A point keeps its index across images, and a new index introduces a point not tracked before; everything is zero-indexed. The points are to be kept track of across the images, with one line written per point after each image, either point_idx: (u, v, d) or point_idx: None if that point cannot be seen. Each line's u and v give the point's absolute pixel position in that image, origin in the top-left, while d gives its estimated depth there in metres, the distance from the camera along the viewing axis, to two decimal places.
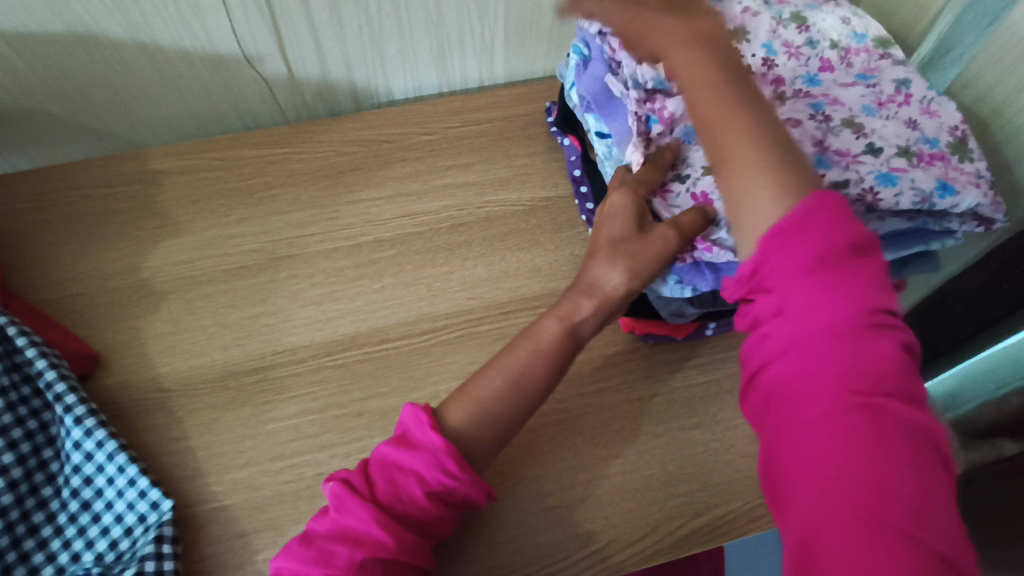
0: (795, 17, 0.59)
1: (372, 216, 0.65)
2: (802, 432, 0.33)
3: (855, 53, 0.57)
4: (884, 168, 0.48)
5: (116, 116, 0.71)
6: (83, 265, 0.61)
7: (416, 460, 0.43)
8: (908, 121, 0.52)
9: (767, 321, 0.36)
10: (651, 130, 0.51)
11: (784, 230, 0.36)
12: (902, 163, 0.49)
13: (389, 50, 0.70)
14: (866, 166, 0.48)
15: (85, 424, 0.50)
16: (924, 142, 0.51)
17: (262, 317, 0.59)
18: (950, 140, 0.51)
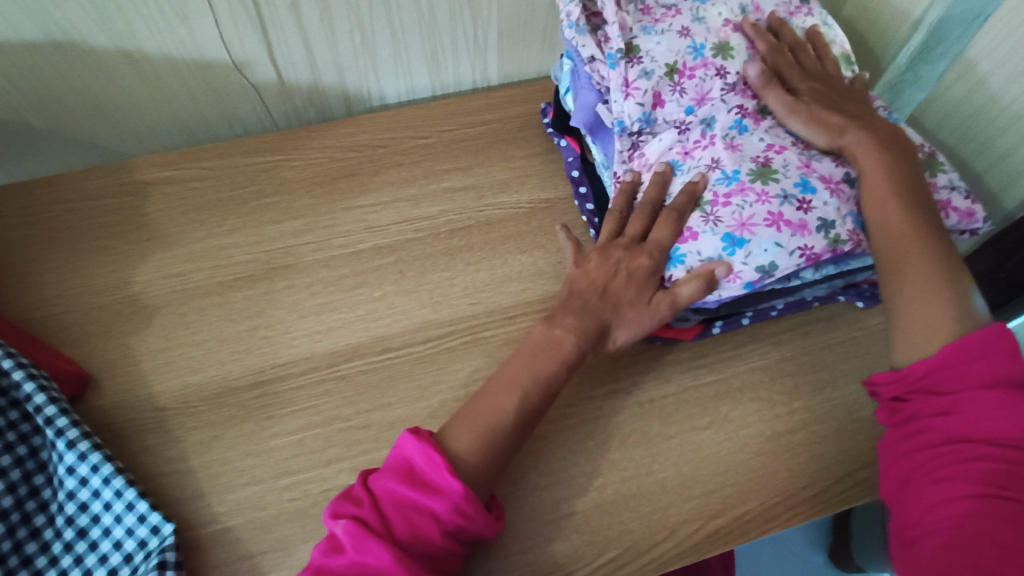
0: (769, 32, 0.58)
1: (369, 222, 0.64)
2: (931, 511, 0.37)
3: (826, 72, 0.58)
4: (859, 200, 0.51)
5: (100, 127, 0.68)
6: (70, 282, 0.59)
7: (434, 503, 0.41)
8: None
9: (928, 418, 0.41)
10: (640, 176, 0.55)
11: (962, 351, 0.41)
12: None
13: (381, 54, 0.69)
14: (846, 198, 0.50)
15: (78, 448, 0.47)
16: None
17: (259, 329, 0.57)
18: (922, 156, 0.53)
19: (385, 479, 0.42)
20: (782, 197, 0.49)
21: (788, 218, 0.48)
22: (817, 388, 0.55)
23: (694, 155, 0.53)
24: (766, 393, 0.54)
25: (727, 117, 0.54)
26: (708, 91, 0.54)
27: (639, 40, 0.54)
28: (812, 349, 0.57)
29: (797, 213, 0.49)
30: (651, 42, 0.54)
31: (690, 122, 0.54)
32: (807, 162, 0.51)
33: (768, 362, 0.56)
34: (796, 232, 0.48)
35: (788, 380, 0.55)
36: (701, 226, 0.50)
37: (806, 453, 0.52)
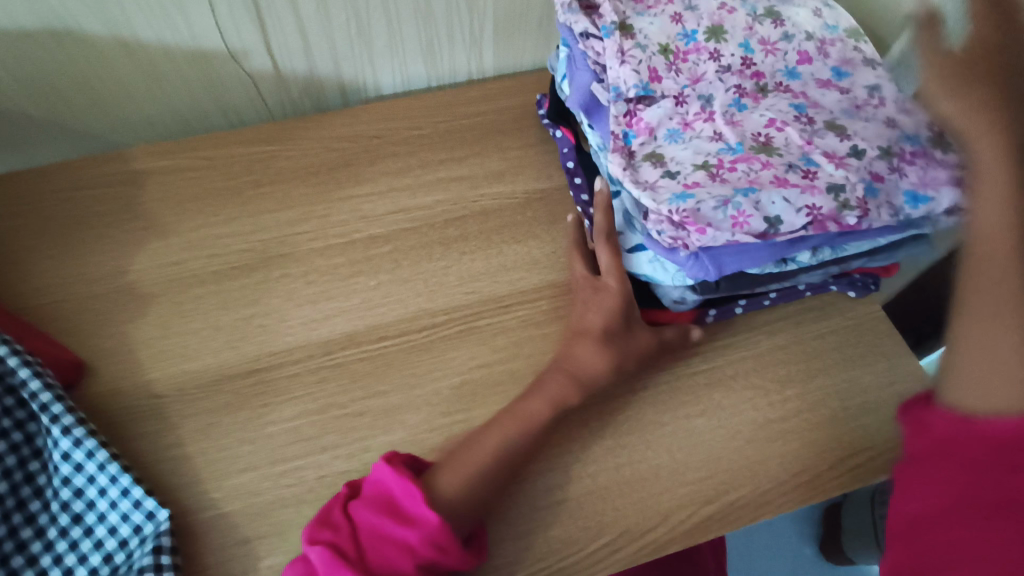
0: (772, 14, 0.58)
1: (364, 212, 0.64)
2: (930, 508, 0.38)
3: (834, 53, 0.57)
4: (867, 172, 0.49)
5: (95, 116, 0.68)
6: (65, 270, 0.59)
7: (408, 533, 0.43)
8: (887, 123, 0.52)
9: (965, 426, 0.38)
10: (630, 145, 0.53)
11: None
12: (882, 169, 0.49)
13: (377, 44, 0.69)
14: (853, 169, 0.49)
15: (73, 433, 0.48)
16: (906, 139, 0.50)
17: (255, 318, 0.57)
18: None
19: (356, 511, 0.44)
20: (782, 168, 0.49)
21: (794, 181, 0.48)
22: (810, 375, 0.55)
23: (693, 129, 0.53)
24: (759, 380, 0.55)
25: (727, 96, 0.54)
26: (703, 73, 0.55)
27: (633, 20, 0.56)
28: (804, 338, 0.57)
29: (802, 179, 0.49)
30: (640, 25, 0.56)
31: (686, 96, 0.54)
32: (811, 139, 0.51)
33: (761, 350, 0.57)
34: (803, 189, 0.47)
35: (780, 368, 0.56)
36: (707, 181, 0.49)
37: (799, 440, 0.52)
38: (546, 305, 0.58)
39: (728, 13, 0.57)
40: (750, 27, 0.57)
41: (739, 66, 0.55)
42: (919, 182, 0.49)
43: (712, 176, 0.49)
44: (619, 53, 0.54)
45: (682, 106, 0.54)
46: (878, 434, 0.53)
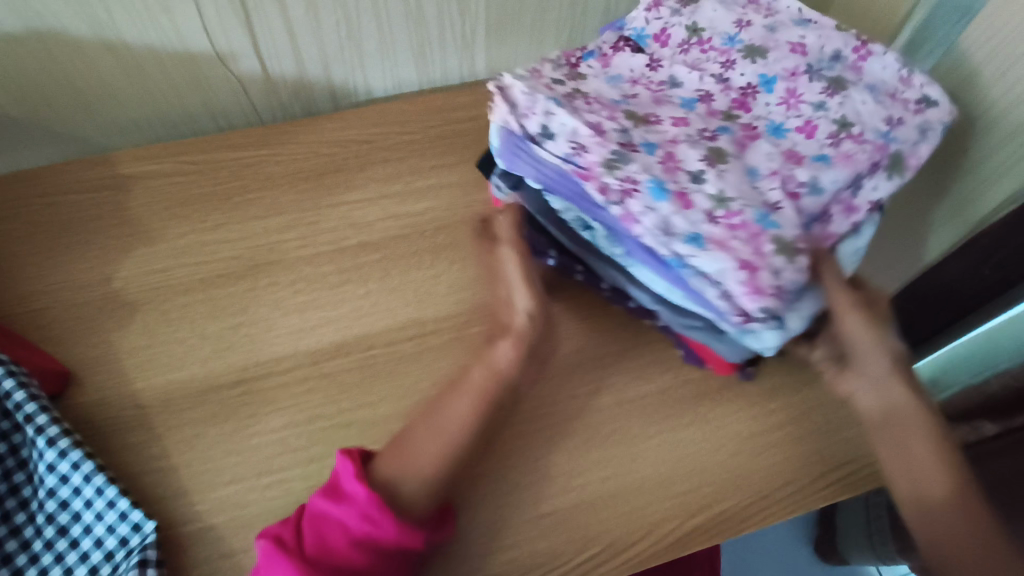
0: (925, 97, 0.49)
1: (354, 219, 0.63)
2: None
3: (899, 133, 0.48)
4: (675, 185, 0.45)
5: (80, 119, 0.68)
6: (51, 277, 0.59)
7: (338, 511, 0.44)
8: (818, 221, 0.46)
9: None
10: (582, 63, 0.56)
11: None
12: (679, 180, 0.46)
13: (368, 47, 0.68)
14: (662, 174, 0.46)
15: (58, 446, 0.47)
16: (760, 217, 0.44)
17: (242, 327, 0.57)
18: (785, 236, 0.44)
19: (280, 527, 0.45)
20: (641, 134, 0.48)
21: (605, 132, 0.47)
22: (797, 388, 0.55)
23: (661, 67, 0.54)
24: (747, 392, 0.55)
25: (750, 78, 0.52)
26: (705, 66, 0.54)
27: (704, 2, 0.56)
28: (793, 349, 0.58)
29: (616, 138, 0.47)
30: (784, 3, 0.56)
31: (710, 40, 0.55)
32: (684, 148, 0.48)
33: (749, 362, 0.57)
34: (593, 133, 0.46)
35: (768, 380, 0.56)
36: (562, 92, 0.50)
37: (785, 452, 0.52)
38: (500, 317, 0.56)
39: (898, 84, 0.50)
40: (892, 93, 0.50)
41: (785, 70, 0.52)
42: (668, 208, 0.44)
43: (584, 100, 0.50)
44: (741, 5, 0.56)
45: (685, 46, 0.55)
46: (865, 447, 0.53)
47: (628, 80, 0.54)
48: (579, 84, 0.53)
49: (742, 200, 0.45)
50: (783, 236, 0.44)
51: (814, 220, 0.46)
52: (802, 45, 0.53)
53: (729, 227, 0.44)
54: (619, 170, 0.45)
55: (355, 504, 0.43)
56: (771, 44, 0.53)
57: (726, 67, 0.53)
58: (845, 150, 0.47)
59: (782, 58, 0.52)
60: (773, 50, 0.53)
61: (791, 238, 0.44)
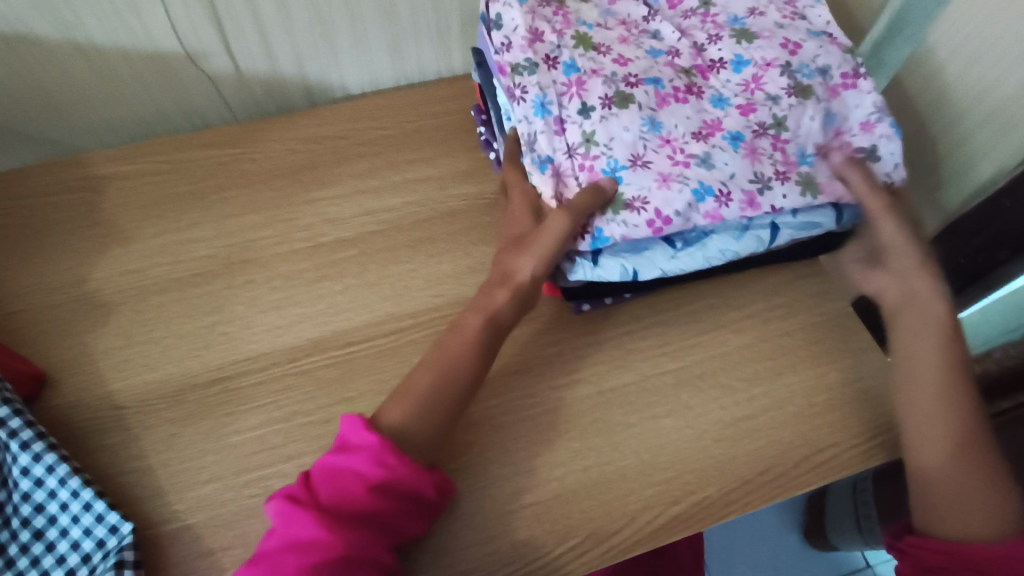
0: (871, 148, 0.53)
1: (331, 215, 0.63)
2: None
3: (819, 163, 0.52)
4: (564, 108, 0.52)
5: (53, 121, 0.67)
6: (25, 280, 0.58)
7: (357, 461, 0.43)
8: (713, 196, 0.49)
9: None
10: None
11: None
12: (570, 107, 0.51)
13: (341, 43, 0.68)
14: (571, 104, 0.52)
15: (32, 449, 0.47)
16: (611, 164, 0.50)
17: (219, 326, 0.56)
18: (619, 191, 0.50)
19: (300, 522, 0.40)
20: (573, 55, 0.53)
21: (543, 40, 0.54)
22: (777, 373, 0.56)
23: (655, 20, 0.59)
24: (726, 379, 0.55)
25: (726, 55, 0.56)
26: (693, 33, 0.58)
27: None
28: (773, 336, 0.58)
29: (546, 56, 0.53)
30: (816, 13, 0.59)
31: (716, 15, 0.59)
32: (610, 94, 0.52)
33: (728, 349, 0.57)
34: (537, 39, 0.53)
35: (748, 366, 0.56)
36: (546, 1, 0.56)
37: (764, 439, 0.52)
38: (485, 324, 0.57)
39: (858, 127, 0.54)
40: (843, 131, 0.54)
41: (763, 58, 0.55)
42: (542, 126, 0.52)
43: (554, 10, 0.56)
44: (776, 1, 0.59)
45: (688, 13, 0.59)
46: (844, 431, 0.53)
47: (619, 20, 0.58)
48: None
49: (607, 147, 0.50)
50: (619, 191, 0.50)
51: (709, 193, 0.49)
52: (797, 48, 0.55)
53: (582, 167, 0.51)
54: (521, 77, 0.52)
55: (372, 443, 0.43)
56: (767, 33, 0.56)
57: (711, 39, 0.57)
58: (759, 143, 0.52)
59: (768, 48, 0.55)
60: (764, 39, 0.56)
61: (628, 197, 0.50)
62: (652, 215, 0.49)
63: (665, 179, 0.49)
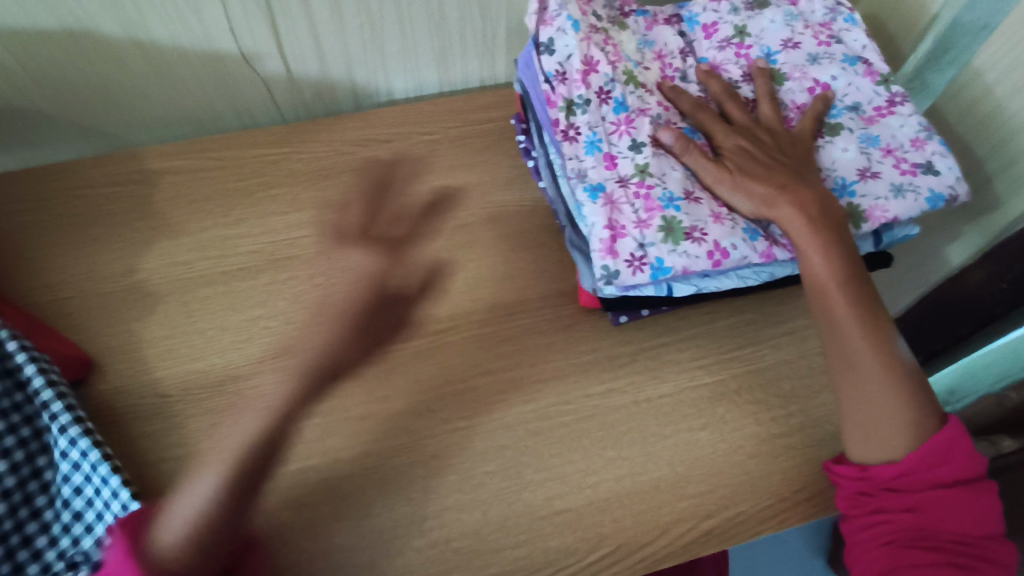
0: (927, 163, 0.54)
1: (373, 216, 0.64)
2: None
3: (864, 186, 0.54)
4: (616, 146, 0.53)
5: (112, 115, 0.69)
6: (76, 268, 0.60)
7: None
8: (761, 236, 0.52)
9: None
10: (640, 17, 0.61)
11: None
12: (621, 144, 0.53)
13: (390, 49, 0.69)
14: (623, 141, 0.53)
15: (69, 433, 0.48)
16: (665, 200, 0.51)
17: (261, 319, 0.57)
18: (677, 221, 0.50)
19: None
20: (624, 90, 0.54)
21: (596, 72, 0.53)
22: (814, 392, 0.55)
23: (691, 55, 0.60)
24: (762, 395, 0.55)
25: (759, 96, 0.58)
26: (727, 67, 0.60)
27: (752, 24, 0.61)
28: (811, 353, 0.57)
29: (597, 92, 0.53)
30: (853, 34, 0.61)
31: (750, 48, 0.60)
32: (657, 133, 0.53)
33: (765, 365, 0.56)
34: (589, 72, 0.53)
35: (785, 384, 0.55)
36: (593, 28, 0.55)
37: (799, 457, 0.52)
38: (523, 325, 0.58)
39: (908, 144, 0.55)
40: (894, 149, 0.55)
41: (793, 102, 0.58)
42: (596, 160, 0.52)
43: (604, 38, 0.56)
44: (811, 27, 0.60)
45: (725, 43, 0.60)
46: None
47: (655, 51, 0.60)
48: (612, 28, 0.58)
49: (662, 180, 0.52)
50: (678, 219, 0.50)
51: (757, 233, 0.52)
52: (828, 85, 0.58)
53: (638, 194, 0.51)
54: (574, 116, 0.53)
55: None
56: (798, 73, 0.58)
57: (745, 77, 0.59)
58: None
59: (797, 91, 0.58)
60: (794, 79, 0.58)
61: (686, 226, 0.50)
62: (711, 247, 0.50)
63: (718, 216, 0.51)
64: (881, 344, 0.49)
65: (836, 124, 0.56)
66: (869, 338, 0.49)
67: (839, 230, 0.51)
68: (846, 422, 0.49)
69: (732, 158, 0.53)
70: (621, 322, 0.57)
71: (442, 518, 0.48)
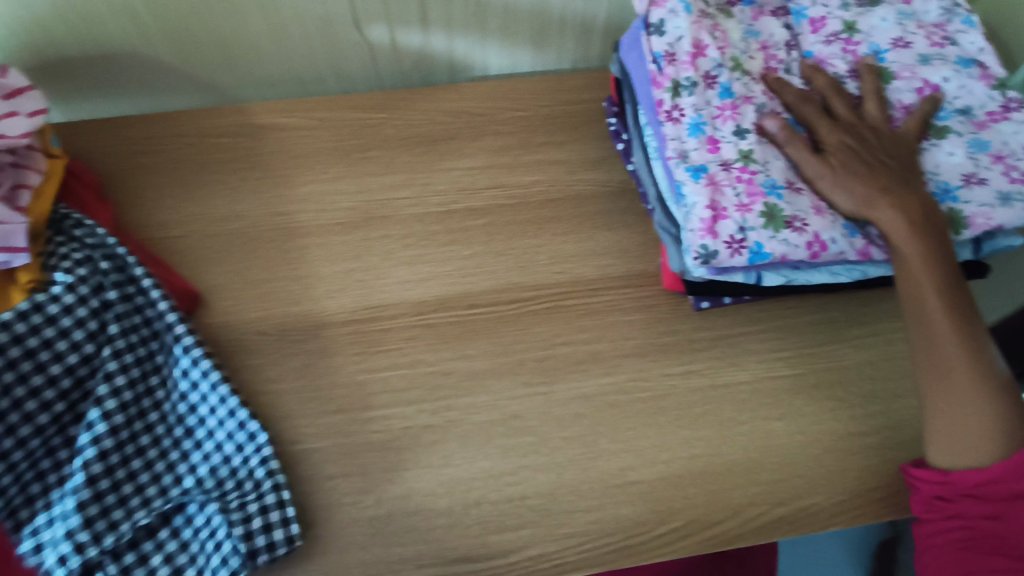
0: None
1: (464, 184, 0.66)
2: None
3: (968, 192, 0.53)
4: (719, 130, 0.53)
5: (224, 71, 0.73)
6: (187, 209, 0.63)
7: None
8: (861, 234, 0.53)
9: None
10: (745, 6, 0.60)
11: None
12: (724, 128, 0.53)
13: (491, 25, 0.71)
14: (726, 126, 0.54)
15: (192, 354, 0.52)
16: (767, 187, 0.51)
17: (355, 272, 0.60)
18: (779, 208, 0.51)
19: None
20: (730, 77, 0.55)
21: (704, 57, 0.54)
22: (896, 395, 0.55)
23: (796, 49, 0.60)
24: (842, 393, 0.55)
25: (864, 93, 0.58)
26: (833, 61, 0.59)
27: (862, 21, 0.60)
28: (895, 356, 0.57)
29: (704, 77, 0.54)
30: (968, 39, 0.60)
31: (858, 44, 0.59)
32: (760, 121, 0.54)
33: (847, 363, 0.56)
34: (697, 56, 0.54)
35: (866, 384, 0.55)
36: (703, 14, 0.56)
37: (876, 456, 0.52)
38: (605, 301, 0.59)
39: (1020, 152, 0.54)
40: (1005, 156, 0.54)
41: (899, 102, 0.57)
42: (698, 142, 0.53)
43: (713, 25, 0.56)
44: (923, 28, 0.59)
45: (832, 38, 0.59)
46: None
47: (761, 42, 0.59)
48: (720, 15, 0.58)
49: (764, 167, 0.52)
50: (780, 206, 0.51)
51: (856, 231, 0.53)
52: (938, 87, 0.57)
53: (740, 178, 0.52)
54: (679, 98, 0.54)
55: None
56: (907, 73, 0.57)
57: (851, 72, 0.58)
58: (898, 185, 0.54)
59: (905, 90, 0.57)
60: (903, 79, 0.57)
61: (788, 214, 0.51)
62: (811, 238, 0.51)
63: (819, 209, 0.52)
64: (977, 352, 0.48)
65: (942, 126, 0.55)
66: (964, 344, 0.48)
67: (940, 232, 0.51)
68: (929, 427, 0.49)
69: (835, 154, 0.53)
70: (703, 308, 0.58)
71: (519, 475, 0.50)
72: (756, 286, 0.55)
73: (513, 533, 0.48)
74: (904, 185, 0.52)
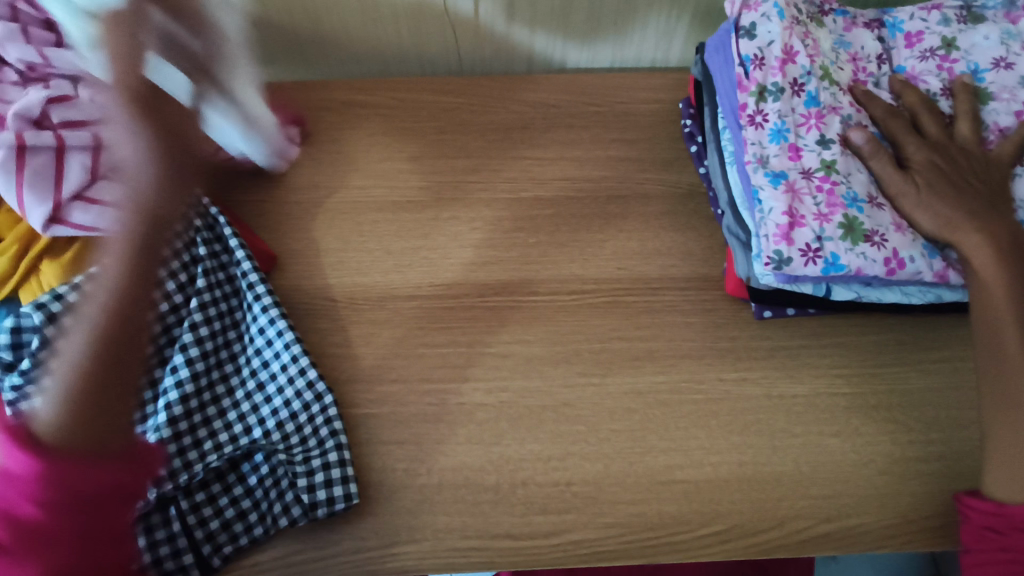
0: None
1: (534, 173, 0.67)
2: None
3: None
4: (803, 139, 0.53)
5: (314, 46, 0.76)
6: (270, 176, 0.67)
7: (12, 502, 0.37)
8: (940, 255, 0.52)
9: None
10: (839, 15, 0.60)
11: None
12: (807, 137, 0.53)
13: (575, 19, 0.72)
14: (810, 135, 0.53)
15: (270, 313, 0.55)
16: (847, 200, 0.51)
17: (423, 250, 0.62)
18: (859, 221, 0.50)
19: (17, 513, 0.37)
20: (818, 86, 0.54)
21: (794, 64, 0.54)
22: (958, 425, 0.53)
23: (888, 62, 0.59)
24: (902, 416, 0.54)
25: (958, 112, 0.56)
26: (927, 78, 0.57)
27: (964, 37, 0.58)
28: (962, 386, 0.55)
29: (792, 84, 0.54)
30: None
31: (955, 61, 0.57)
32: (845, 133, 0.53)
33: (910, 388, 0.55)
34: (786, 63, 0.54)
35: (928, 410, 0.54)
36: (796, 20, 0.55)
37: (932, 484, 0.51)
38: (664, 301, 0.59)
39: None
40: None
41: (995, 124, 0.55)
42: (780, 149, 0.52)
43: (805, 32, 0.56)
44: None
45: (928, 53, 0.58)
46: None
47: (850, 53, 0.58)
48: (812, 23, 0.57)
49: (846, 179, 0.52)
50: (860, 220, 0.50)
51: (935, 252, 0.52)
52: None
53: (821, 188, 0.51)
54: (764, 103, 0.53)
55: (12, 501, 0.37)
56: (1006, 95, 0.56)
57: (945, 90, 0.57)
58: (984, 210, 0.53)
59: (1002, 113, 0.55)
60: (1001, 101, 0.56)
61: (868, 228, 0.50)
62: (890, 254, 0.50)
63: (900, 225, 0.51)
64: None
65: None
66: None
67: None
68: (990, 460, 0.47)
69: (921, 173, 0.52)
70: (765, 318, 0.58)
71: (566, 462, 0.51)
72: (823, 300, 0.55)
73: (556, 516, 0.49)
74: (990, 210, 0.51)
